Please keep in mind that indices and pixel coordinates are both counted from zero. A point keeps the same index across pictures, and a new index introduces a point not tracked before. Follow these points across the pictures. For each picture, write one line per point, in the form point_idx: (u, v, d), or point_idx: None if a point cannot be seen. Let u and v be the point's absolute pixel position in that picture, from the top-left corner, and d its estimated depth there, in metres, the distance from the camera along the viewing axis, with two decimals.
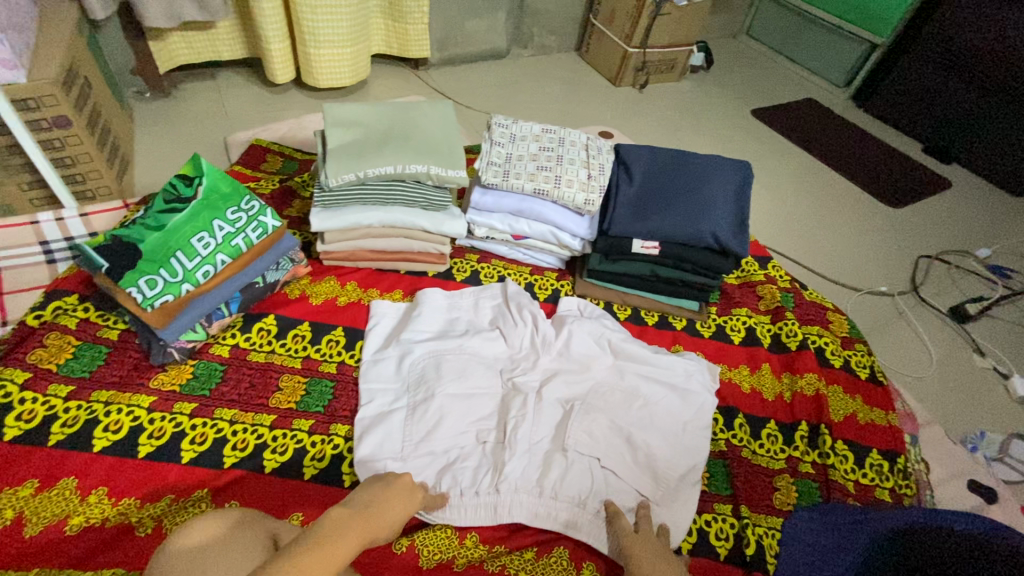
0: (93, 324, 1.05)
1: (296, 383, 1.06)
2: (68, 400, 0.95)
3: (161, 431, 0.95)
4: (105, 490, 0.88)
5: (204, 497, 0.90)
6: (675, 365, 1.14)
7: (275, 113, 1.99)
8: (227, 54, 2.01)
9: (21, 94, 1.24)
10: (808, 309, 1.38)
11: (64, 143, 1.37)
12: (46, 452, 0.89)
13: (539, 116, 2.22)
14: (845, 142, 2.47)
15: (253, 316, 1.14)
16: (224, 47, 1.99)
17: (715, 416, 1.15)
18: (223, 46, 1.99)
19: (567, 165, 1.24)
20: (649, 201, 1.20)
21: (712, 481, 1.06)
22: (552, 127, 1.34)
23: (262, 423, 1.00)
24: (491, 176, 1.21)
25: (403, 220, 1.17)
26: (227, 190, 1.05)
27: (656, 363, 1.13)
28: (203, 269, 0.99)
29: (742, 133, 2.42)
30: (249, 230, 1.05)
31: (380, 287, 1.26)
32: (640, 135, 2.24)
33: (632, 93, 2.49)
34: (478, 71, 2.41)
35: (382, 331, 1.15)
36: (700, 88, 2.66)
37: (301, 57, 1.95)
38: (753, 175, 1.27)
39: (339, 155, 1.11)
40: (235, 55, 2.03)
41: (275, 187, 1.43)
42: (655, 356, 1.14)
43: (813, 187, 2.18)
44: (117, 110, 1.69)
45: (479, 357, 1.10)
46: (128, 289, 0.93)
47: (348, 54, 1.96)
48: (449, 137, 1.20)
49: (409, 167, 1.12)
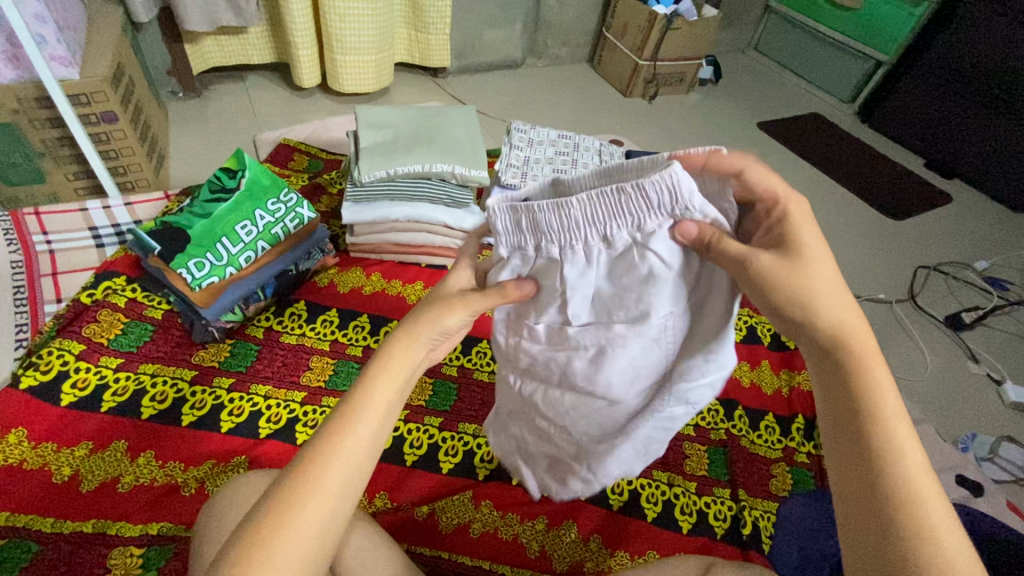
0: (140, 303, 1.13)
1: (325, 364, 1.14)
2: (118, 370, 1.03)
3: (202, 403, 1.04)
4: (153, 453, 0.95)
5: (241, 463, 0.97)
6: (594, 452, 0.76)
7: (302, 114, 2.09)
8: (257, 58, 2.11)
9: (74, 89, 1.34)
10: None
11: (109, 137, 1.46)
12: (99, 417, 0.97)
13: (552, 123, 2.30)
14: (849, 156, 2.54)
15: (285, 302, 1.22)
16: (254, 51, 2.09)
17: (716, 406, 1.22)
18: (253, 50, 2.09)
19: (581, 169, 1.32)
20: None
21: (711, 467, 1.13)
22: (567, 132, 1.42)
23: (293, 399, 1.08)
24: (511, 176, 1.30)
25: (427, 215, 1.24)
26: (267, 181, 1.13)
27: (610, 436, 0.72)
28: (245, 254, 1.08)
29: (748, 144, 2.50)
30: (287, 220, 1.13)
31: (402, 279, 1.33)
32: (649, 144, 2.33)
33: (642, 104, 2.58)
34: (494, 79, 2.51)
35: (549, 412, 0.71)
36: (708, 101, 2.75)
37: (327, 63, 2.05)
38: None
39: (372, 153, 1.20)
40: (264, 59, 2.14)
41: (304, 184, 1.52)
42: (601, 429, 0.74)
43: (815, 199, 2.25)
44: (154, 108, 1.78)
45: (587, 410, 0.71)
46: (178, 271, 1.01)
47: (372, 62, 2.06)
48: (473, 140, 1.28)
49: (435, 166, 1.21)
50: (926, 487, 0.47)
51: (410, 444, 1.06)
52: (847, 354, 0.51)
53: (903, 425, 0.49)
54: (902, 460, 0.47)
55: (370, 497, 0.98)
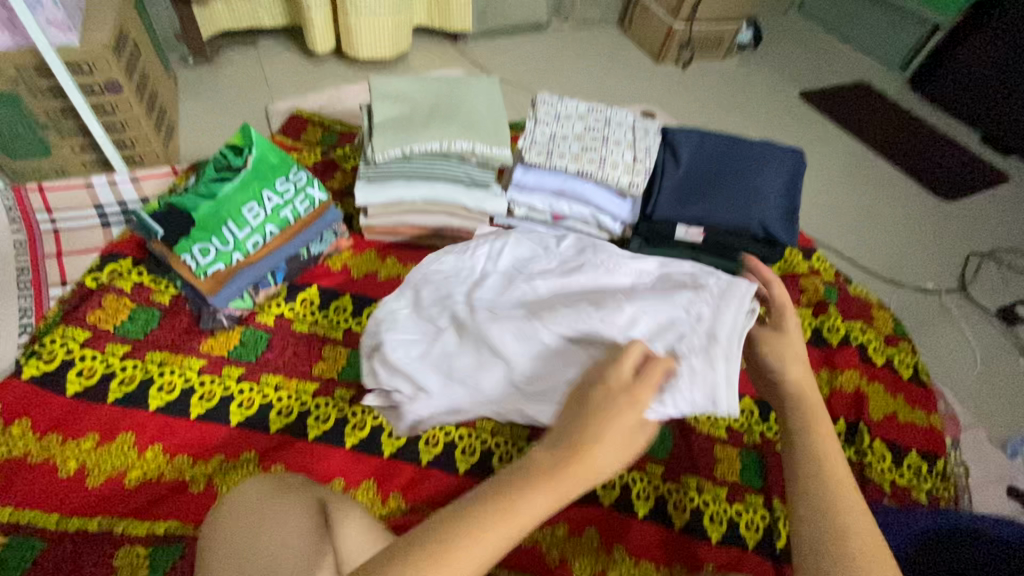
0: (146, 288, 1.09)
1: (338, 354, 1.09)
2: (125, 358, 1.00)
3: (211, 394, 0.99)
4: (160, 447, 0.92)
5: (251, 459, 0.93)
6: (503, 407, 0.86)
7: (315, 82, 1.99)
8: (268, 21, 2.01)
9: (75, 57, 1.27)
10: (851, 304, 1.34)
11: (115, 108, 1.39)
12: (105, 408, 0.94)
13: (578, 92, 2.16)
14: (899, 130, 2.35)
15: (297, 287, 1.16)
16: (265, 13, 1.98)
17: (751, 406, 1.14)
18: (264, 13, 1.98)
19: (612, 147, 1.21)
20: (696, 185, 1.18)
21: (744, 472, 1.06)
22: (597, 106, 1.31)
23: (305, 390, 1.03)
24: (534, 154, 1.20)
25: (445, 196, 1.16)
26: (275, 160, 1.05)
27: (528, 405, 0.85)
28: (252, 239, 1.01)
29: (789, 116, 2.32)
30: (297, 202, 1.06)
31: (418, 263, 1.26)
32: (681, 115, 2.18)
33: (675, 71, 2.41)
34: (517, 43, 2.36)
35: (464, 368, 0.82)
36: (746, 68, 2.56)
37: (342, 27, 1.94)
38: (807, 164, 1.23)
39: (386, 129, 1.10)
40: (276, 22, 2.03)
41: (317, 159, 1.43)
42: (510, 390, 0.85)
43: (860, 177, 2.09)
44: (162, 76, 1.70)
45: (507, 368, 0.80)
46: (183, 257, 0.96)
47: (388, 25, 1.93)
48: (494, 114, 1.18)
49: (454, 143, 1.11)
50: (844, 480, 0.60)
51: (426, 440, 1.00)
52: (807, 399, 0.68)
53: (841, 464, 0.62)
54: (834, 474, 0.61)
55: (384, 498, 0.93)
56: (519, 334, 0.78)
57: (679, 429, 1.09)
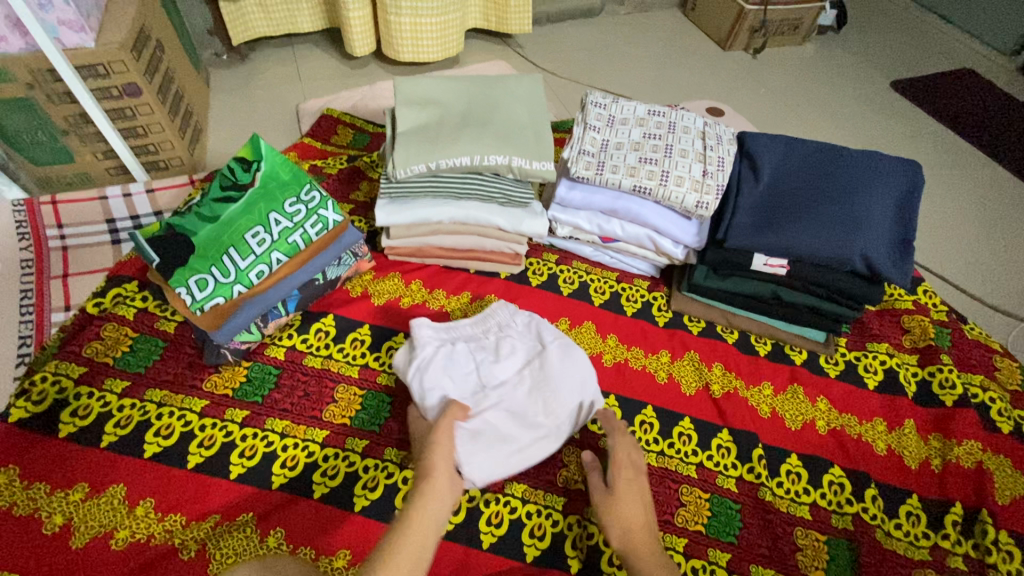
0: (150, 315, 1.02)
1: (352, 397, 0.96)
2: (123, 397, 0.92)
3: (211, 440, 0.89)
4: (153, 503, 0.83)
5: (248, 521, 0.82)
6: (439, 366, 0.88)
7: (351, 77, 1.86)
8: (306, 26, 1.83)
9: (88, 60, 1.18)
10: (969, 351, 1.09)
11: (135, 112, 1.31)
12: (99, 453, 0.86)
13: (633, 85, 1.94)
14: (1015, 127, 2.00)
15: (311, 316, 1.04)
16: (303, 18, 1.81)
17: (839, 479, 0.94)
18: (302, 18, 1.81)
19: (677, 158, 1.02)
20: (779, 206, 0.97)
21: (832, 566, 0.86)
22: (659, 108, 1.10)
23: (313, 438, 0.91)
24: (583, 167, 1.02)
25: (478, 218, 1.02)
26: (287, 176, 0.94)
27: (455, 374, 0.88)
28: (256, 269, 0.89)
29: (880, 111, 2.02)
30: (308, 226, 0.93)
31: (447, 288, 1.12)
32: (753, 113, 1.92)
33: (744, 59, 2.14)
34: (567, 31, 2.15)
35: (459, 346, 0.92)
36: (828, 55, 2.26)
37: (382, 28, 1.73)
38: (925, 180, 0.99)
39: (410, 140, 0.95)
40: (314, 26, 1.85)
41: (342, 166, 1.30)
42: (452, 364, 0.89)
43: (969, 186, 1.77)
44: (192, 75, 1.62)
45: (488, 362, 0.91)
46: (178, 290, 0.85)
47: (430, 27, 1.69)
48: (537, 122, 1.01)
49: (487, 159, 0.95)
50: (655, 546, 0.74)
51: None
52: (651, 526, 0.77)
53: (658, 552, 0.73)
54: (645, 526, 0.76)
55: None
56: (455, 364, 0.89)
57: (752, 506, 0.91)
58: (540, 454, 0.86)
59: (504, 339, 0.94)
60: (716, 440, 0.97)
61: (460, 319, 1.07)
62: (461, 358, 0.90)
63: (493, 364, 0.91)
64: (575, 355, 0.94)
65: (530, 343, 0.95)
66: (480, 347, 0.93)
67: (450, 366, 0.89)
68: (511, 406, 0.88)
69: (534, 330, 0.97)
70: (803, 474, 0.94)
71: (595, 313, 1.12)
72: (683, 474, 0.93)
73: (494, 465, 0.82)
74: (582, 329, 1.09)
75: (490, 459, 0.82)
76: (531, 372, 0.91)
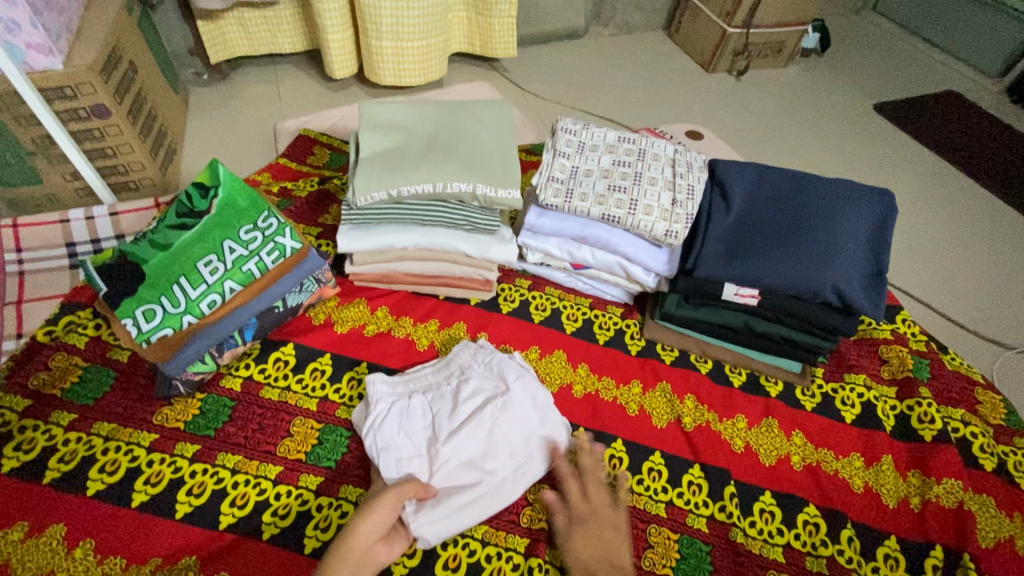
0: (104, 344, 0.99)
1: (309, 430, 0.93)
2: (69, 430, 0.88)
3: (159, 476, 0.85)
4: (93, 544, 0.79)
5: (191, 565, 0.78)
6: (394, 425, 0.86)
7: (332, 98, 1.85)
8: (287, 46, 1.83)
9: (56, 82, 1.17)
10: (950, 384, 1.06)
11: (104, 134, 1.29)
12: (39, 491, 0.82)
13: (615, 106, 1.94)
14: (998, 150, 2.00)
15: (271, 345, 1.01)
16: (284, 39, 1.80)
17: (815, 519, 0.90)
18: (283, 38, 1.80)
19: (646, 185, 1.00)
20: (750, 236, 0.95)
21: None
22: (630, 134, 1.09)
23: (266, 475, 0.87)
24: (551, 194, 1.00)
25: (442, 245, 0.99)
26: (244, 203, 0.92)
27: (411, 431, 0.86)
28: (208, 298, 0.86)
29: (863, 133, 2.02)
30: (264, 253, 0.90)
31: (413, 315, 1.09)
32: (736, 135, 1.91)
33: (728, 81, 2.15)
34: (551, 52, 2.16)
35: (415, 400, 0.89)
36: (812, 77, 2.26)
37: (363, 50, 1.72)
38: (898, 210, 0.97)
39: (372, 167, 0.93)
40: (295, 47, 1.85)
41: (313, 189, 1.29)
42: (409, 422, 0.87)
43: (951, 210, 1.76)
44: (168, 95, 1.61)
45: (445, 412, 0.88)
46: (123, 321, 0.82)
47: (412, 51, 1.69)
48: (503, 148, 0.99)
49: (450, 186, 0.93)
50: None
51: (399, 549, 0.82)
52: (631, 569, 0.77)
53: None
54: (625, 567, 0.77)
55: None
56: (411, 419, 0.87)
57: (724, 548, 0.87)
58: (495, 505, 0.83)
59: (463, 383, 0.91)
60: (687, 477, 0.94)
61: (426, 348, 1.04)
62: (416, 413, 0.88)
63: (449, 413, 0.87)
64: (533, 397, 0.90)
65: (489, 383, 0.91)
66: (438, 395, 0.90)
67: (404, 422, 0.86)
68: (469, 456, 0.84)
69: (496, 370, 0.93)
70: (777, 513, 0.91)
71: (566, 341, 1.09)
72: (652, 513, 0.89)
73: (446, 523, 0.79)
74: (551, 358, 1.06)
75: (443, 518, 0.79)
76: (487, 415, 0.86)
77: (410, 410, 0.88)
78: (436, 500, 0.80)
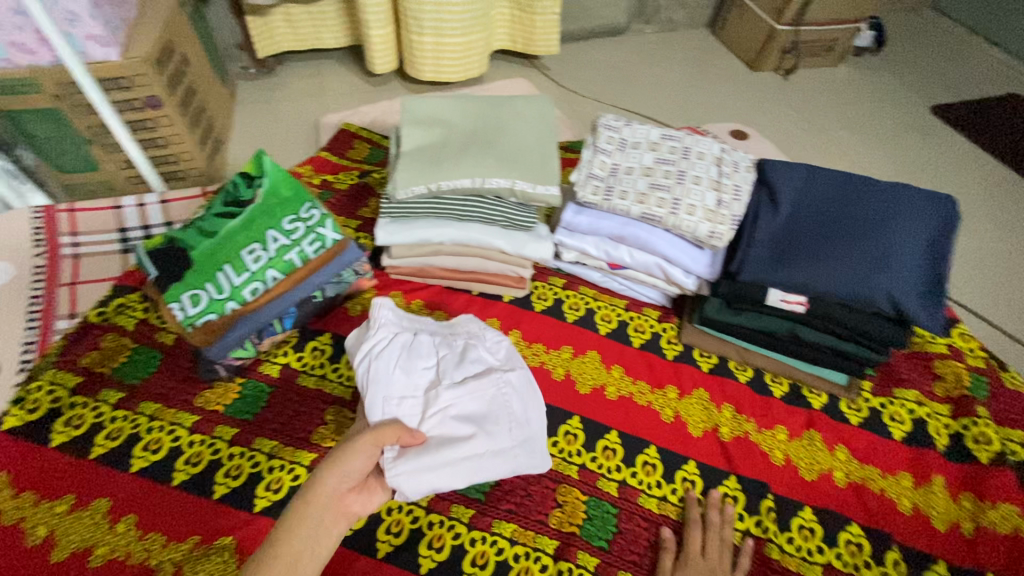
0: (150, 327, 1.03)
1: (343, 419, 0.94)
2: (116, 408, 0.92)
3: (199, 457, 0.88)
4: (135, 519, 0.81)
5: (228, 546, 0.80)
6: (392, 365, 0.85)
7: (372, 92, 1.88)
8: (331, 41, 1.86)
9: (113, 73, 1.21)
10: (1010, 404, 0.99)
11: (156, 124, 1.34)
12: (87, 465, 0.86)
13: (655, 105, 1.90)
14: None
15: (308, 334, 1.03)
16: (328, 34, 1.83)
17: (858, 539, 0.86)
18: (328, 34, 1.83)
19: (689, 185, 0.97)
20: (798, 240, 0.91)
21: None
22: (674, 132, 1.06)
23: (300, 462, 0.89)
24: (590, 192, 0.98)
25: (479, 240, 0.99)
26: (288, 194, 0.94)
27: (407, 376, 0.85)
28: (250, 286, 0.89)
29: (918, 137, 1.92)
30: (305, 243, 0.92)
31: (447, 310, 1.09)
32: (781, 136, 1.85)
33: (774, 81, 2.08)
34: (591, 49, 2.13)
35: (416, 347, 0.89)
36: (864, 77, 2.17)
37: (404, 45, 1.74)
38: (961, 217, 0.91)
39: (412, 161, 0.93)
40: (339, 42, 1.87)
41: (353, 182, 1.30)
42: (407, 365, 0.86)
43: (1014, 220, 1.66)
44: (217, 88, 1.66)
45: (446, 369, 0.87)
46: (171, 305, 0.86)
47: (453, 48, 1.69)
48: (544, 144, 0.98)
49: (489, 181, 0.92)
50: None
51: (427, 543, 0.81)
52: None
53: None
54: None
55: None
56: (410, 366, 0.86)
57: (758, 563, 0.84)
58: (478, 476, 0.81)
59: (468, 348, 0.90)
60: (722, 488, 0.91)
61: None
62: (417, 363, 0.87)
63: (449, 369, 0.87)
64: (533, 388, 0.90)
65: (493, 359, 0.91)
66: (441, 352, 0.90)
67: (402, 366, 0.86)
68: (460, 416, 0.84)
69: (503, 350, 0.93)
70: (818, 531, 0.87)
71: (600, 342, 1.08)
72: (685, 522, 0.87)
73: (422, 476, 0.78)
74: (585, 359, 1.05)
75: (417, 471, 0.78)
76: (485, 382, 0.87)
77: (410, 356, 0.87)
78: (414, 452, 0.79)
